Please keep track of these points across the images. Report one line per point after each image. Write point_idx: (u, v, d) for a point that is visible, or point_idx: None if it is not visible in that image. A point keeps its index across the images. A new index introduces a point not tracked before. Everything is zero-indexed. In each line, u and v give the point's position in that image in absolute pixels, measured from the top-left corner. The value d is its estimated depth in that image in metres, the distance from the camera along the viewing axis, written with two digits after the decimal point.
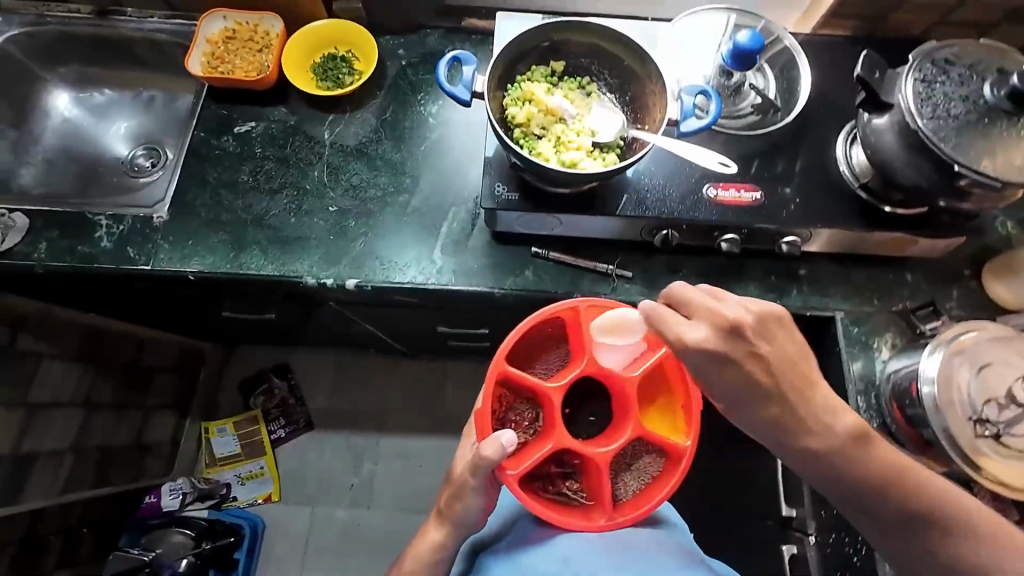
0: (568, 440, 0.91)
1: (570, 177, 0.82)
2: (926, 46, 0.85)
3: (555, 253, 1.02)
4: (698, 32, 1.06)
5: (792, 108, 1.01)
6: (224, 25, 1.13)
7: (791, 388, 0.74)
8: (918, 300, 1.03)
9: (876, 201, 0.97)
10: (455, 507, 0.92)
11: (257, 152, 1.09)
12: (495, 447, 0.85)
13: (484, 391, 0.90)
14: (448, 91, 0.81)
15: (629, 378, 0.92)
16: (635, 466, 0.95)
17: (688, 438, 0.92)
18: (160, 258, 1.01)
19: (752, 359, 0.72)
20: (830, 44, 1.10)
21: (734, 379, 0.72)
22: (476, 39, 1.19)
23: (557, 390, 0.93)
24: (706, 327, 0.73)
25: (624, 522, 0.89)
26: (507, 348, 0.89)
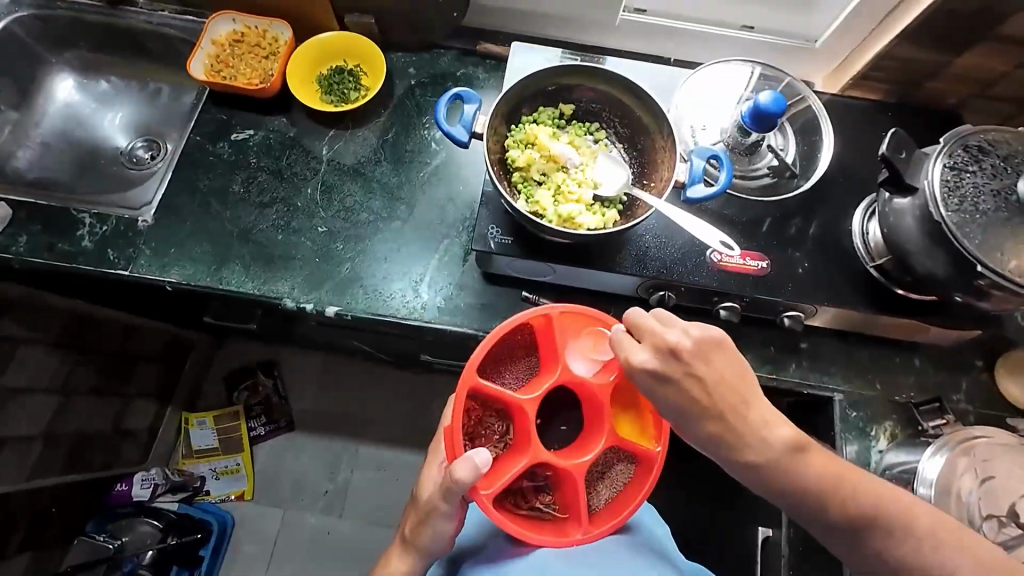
0: (541, 455, 0.86)
1: (565, 235, 0.78)
2: (961, 129, 0.80)
3: (546, 300, 0.98)
4: (719, 84, 1.03)
5: (811, 174, 0.98)
6: (232, 28, 1.09)
7: (731, 409, 0.72)
8: (923, 388, 0.97)
9: (888, 282, 0.91)
10: (423, 536, 0.91)
11: (252, 162, 1.06)
12: (468, 469, 0.78)
13: (454, 409, 0.83)
14: (445, 131, 0.77)
15: (599, 385, 0.88)
16: (608, 474, 0.91)
17: (657, 442, 0.89)
18: (139, 264, 0.98)
19: (690, 378, 0.71)
20: (857, 108, 1.05)
21: (675, 401, 0.72)
22: (489, 64, 1.15)
23: (530, 403, 0.87)
24: (649, 350, 0.73)
25: (598, 534, 0.86)
26: (479, 362, 0.82)
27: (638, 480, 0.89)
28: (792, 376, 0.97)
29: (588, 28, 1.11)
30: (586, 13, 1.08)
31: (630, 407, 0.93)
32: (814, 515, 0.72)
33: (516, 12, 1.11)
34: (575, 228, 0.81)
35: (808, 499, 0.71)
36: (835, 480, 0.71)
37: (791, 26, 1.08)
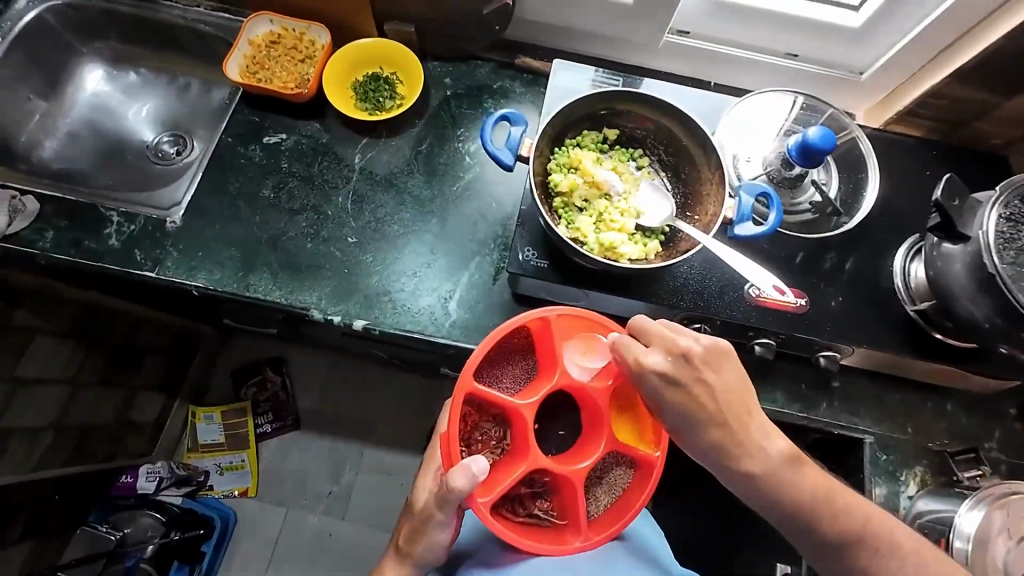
0: (540, 462, 0.80)
1: (607, 266, 0.76)
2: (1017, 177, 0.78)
3: None
4: (762, 114, 1.01)
5: (854, 212, 0.96)
6: (269, 29, 1.08)
7: (734, 418, 0.73)
8: (955, 434, 0.95)
9: (927, 325, 0.90)
10: (417, 546, 0.87)
11: (283, 166, 1.04)
12: (465, 477, 0.74)
13: (450, 416, 0.77)
14: (490, 153, 0.77)
15: (599, 389, 0.82)
16: (607, 478, 0.86)
17: (656, 446, 0.84)
18: (166, 266, 0.96)
19: (700, 385, 0.72)
20: (901, 144, 1.03)
21: (682, 406, 0.71)
22: (527, 79, 1.13)
23: (528, 408, 0.81)
24: (661, 353, 0.72)
25: (599, 541, 0.81)
26: (477, 367, 0.77)
27: (637, 485, 0.84)
28: (823, 415, 0.95)
29: (630, 47, 1.09)
30: (630, 33, 1.06)
31: (629, 409, 0.87)
32: (806, 528, 0.73)
33: (558, 27, 1.09)
34: (616, 258, 0.80)
35: (801, 510, 0.72)
36: (826, 495, 0.73)
37: (839, 58, 1.06)
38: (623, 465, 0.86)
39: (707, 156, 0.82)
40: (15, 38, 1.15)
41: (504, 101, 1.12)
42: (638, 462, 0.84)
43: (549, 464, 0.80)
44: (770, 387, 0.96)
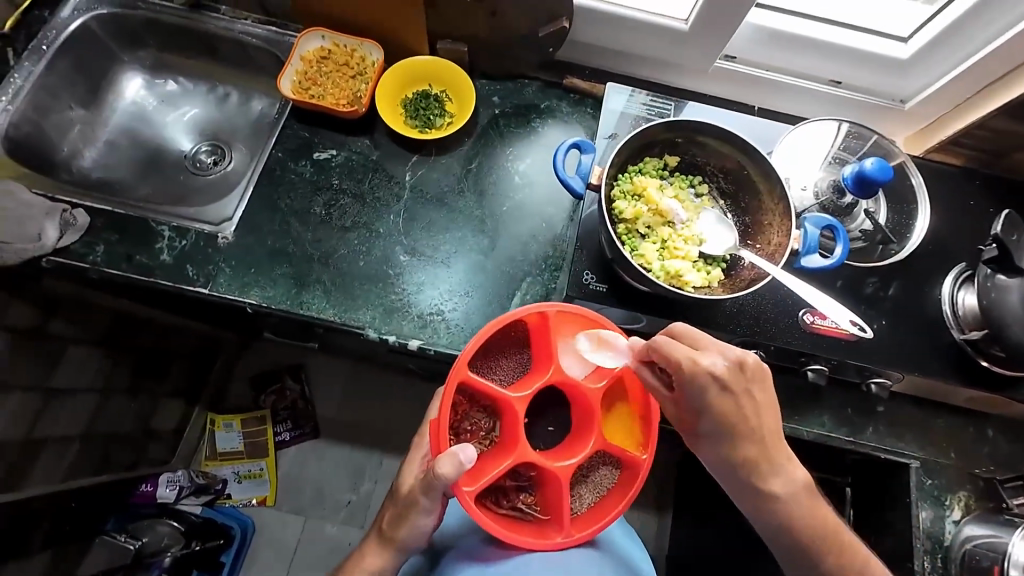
0: (527, 455, 0.81)
1: (676, 294, 0.77)
2: None
3: None
4: (812, 140, 1.01)
5: (905, 240, 0.98)
6: (321, 45, 1.09)
7: (768, 435, 0.75)
8: (997, 459, 0.96)
9: (974, 353, 0.91)
10: (400, 530, 0.81)
11: (334, 183, 1.04)
12: (452, 465, 0.73)
13: (443, 401, 0.77)
14: (562, 180, 0.80)
15: (591, 387, 0.82)
16: (591, 477, 0.86)
17: (644, 448, 0.84)
18: (219, 283, 0.96)
19: (747, 396, 0.72)
20: (943, 173, 1.04)
21: (726, 416, 0.72)
22: (573, 99, 1.13)
23: (519, 401, 0.81)
24: (717, 356, 0.72)
25: (579, 538, 0.80)
26: (473, 355, 0.77)
27: (622, 486, 0.83)
28: (869, 439, 0.97)
29: (678, 70, 1.11)
30: (680, 57, 1.07)
31: (618, 410, 0.87)
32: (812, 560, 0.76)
33: (607, 49, 1.10)
34: (681, 285, 0.81)
35: (811, 540, 0.75)
36: (837, 539, 0.76)
37: (884, 86, 1.08)
38: (610, 465, 0.86)
39: (769, 186, 0.83)
40: (60, 45, 1.13)
41: (552, 120, 1.12)
42: (624, 462, 0.84)
43: (537, 458, 0.81)
44: (817, 411, 0.97)
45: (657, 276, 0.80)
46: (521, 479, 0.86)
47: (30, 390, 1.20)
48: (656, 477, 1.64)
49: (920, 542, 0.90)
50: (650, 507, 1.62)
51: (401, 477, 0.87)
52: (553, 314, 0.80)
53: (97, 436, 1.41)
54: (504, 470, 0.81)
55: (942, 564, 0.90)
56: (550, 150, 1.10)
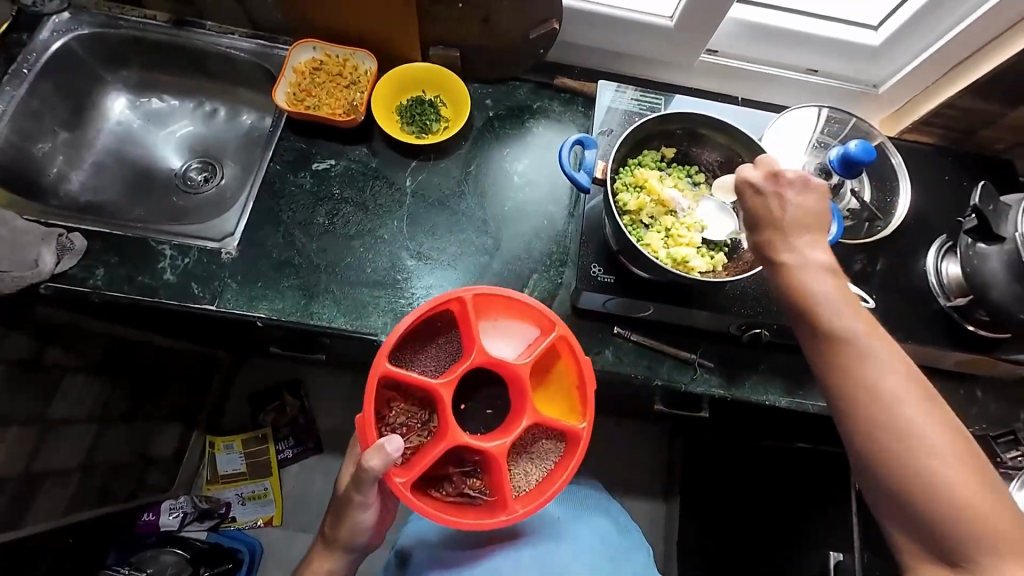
0: (457, 438, 0.80)
1: (684, 278, 0.80)
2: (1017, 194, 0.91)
3: (637, 335, 0.99)
4: (795, 126, 1.05)
5: (891, 216, 1.03)
6: (313, 56, 1.10)
7: (802, 229, 0.71)
8: (988, 419, 1.02)
9: (960, 318, 0.96)
10: (341, 530, 0.83)
11: (335, 193, 1.05)
12: (380, 458, 0.74)
13: (365, 397, 0.78)
14: (570, 177, 0.82)
15: (518, 364, 0.82)
16: (533, 451, 0.86)
17: (582, 418, 0.84)
18: (226, 298, 0.95)
19: (779, 199, 0.72)
20: (917, 152, 1.11)
21: (755, 210, 0.73)
22: (564, 98, 1.16)
23: (445, 387, 0.81)
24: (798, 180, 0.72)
25: (524, 514, 0.80)
26: (389, 346, 0.78)
27: (565, 459, 0.83)
28: None
29: (664, 66, 1.15)
30: (665, 54, 1.11)
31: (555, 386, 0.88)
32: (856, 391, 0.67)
33: (596, 49, 1.13)
34: (688, 271, 0.84)
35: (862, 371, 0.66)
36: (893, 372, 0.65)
37: (859, 73, 1.13)
38: (551, 439, 0.86)
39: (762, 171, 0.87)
40: (41, 67, 1.11)
41: (545, 120, 1.15)
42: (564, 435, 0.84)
43: (468, 440, 0.80)
44: None
45: (666, 263, 0.83)
46: (464, 464, 0.86)
47: (27, 423, 1.17)
48: (662, 464, 1.67)
49: None
50: (659, 494, 1.65)
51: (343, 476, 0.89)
52: (467, 299, 0.82)
53: (98, 465, 1.38)
54: (438, 456, 0.80)
55: None
56: (546, 149, 1.13)
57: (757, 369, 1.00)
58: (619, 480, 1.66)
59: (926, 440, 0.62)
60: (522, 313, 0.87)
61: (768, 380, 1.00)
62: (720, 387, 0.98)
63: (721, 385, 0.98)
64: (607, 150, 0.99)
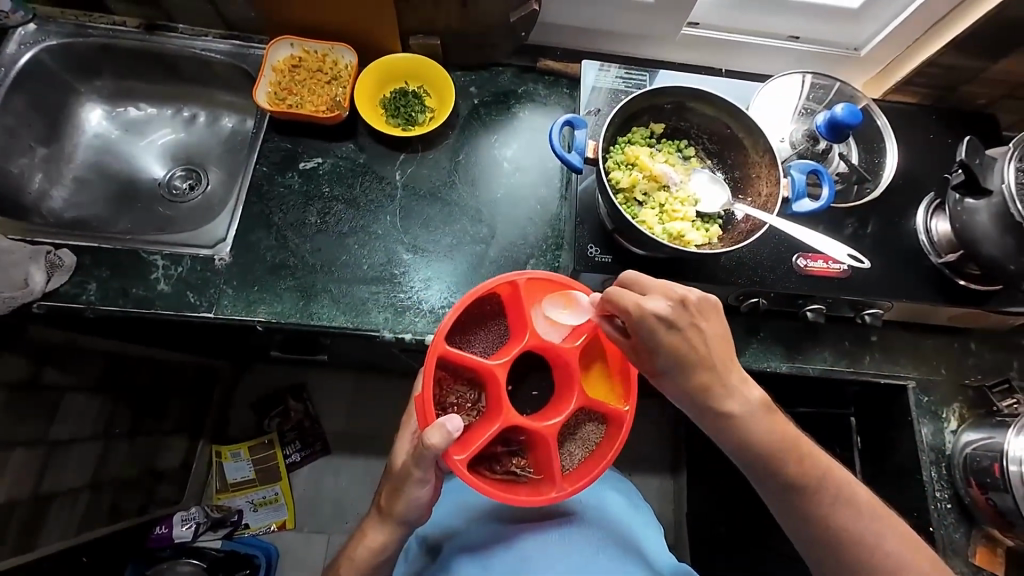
0: (512, 418, 0.82)
1: (681, 252, 0.81)
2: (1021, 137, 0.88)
3: None
4: (781, 93, 1.05)
5: (879, 176, 1.04)
6: (291, 53, 1.08)
7: (718, 362, 0.70)
8: (983, 369, 1.04)
9: (952, 273, 0.98)
10: (397, 505, 0.82)
11: (324, 191, 1.04)
12: (441, 435, 0.73)
13: (423, 374, 0.78)
14: (563, 159, 0.82)
15: (568, 348, 0.83)
16: (578, 434, 0.87)
17: (625, 401, 0.85)
18: (224, 305, 0.95)
19: (694, 330, 0.68)
20: (902, 112, 1.11)
21: (675, 349, 0.68)
22: (548, 80, 1.15)
23: (500, 368, 0.82)
24: (661, 298, 0.68)
25: (573, 492, 0.81)
26: (448, 326, 0.78)
27: (608, 439, 0.84)
28: (868, 368, 1.03)
29: (647, 42, 1.14)
30: (647, 29, 1.10)
31: (597, 370, 0.89)
32: (772, 476, 0.70)
33: (576, 28, 1.12)
34: (684, 245, 0.85)
35: (770, 456, 0.70)
36: (807, 468, 0.70)
37: (839, 37, 1.14)
38: (595, 422, 0.87)
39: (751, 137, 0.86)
40: (12, 82, 1.08)
41: (530, 103, 1.14)
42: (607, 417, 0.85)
43: (523, 420, 0.82)
44: (818, 348, 1.03)
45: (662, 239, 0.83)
46: (511, 445, 0.87)
47: (31, 445, 1.16)
48: (668, 439, 1.70)
49: (925, 456, 0.97)
50: (667, 468, 1.67)
51: (394, 455, 0.88)
52: (521, 282, 0.82)
53: (106, 483, 1.37)
54: (491, 436, 0.81)
55: (948, 472, 0.97)
56: (532, 132, 1.12)
57: (756, 337, 1.02)
58: (627, 458, 1.68)
59: (852, 532, 0.68)
60: None
61: (768, 348, 1.01)
62: None
63: None
64: (596, 129, 0.99)
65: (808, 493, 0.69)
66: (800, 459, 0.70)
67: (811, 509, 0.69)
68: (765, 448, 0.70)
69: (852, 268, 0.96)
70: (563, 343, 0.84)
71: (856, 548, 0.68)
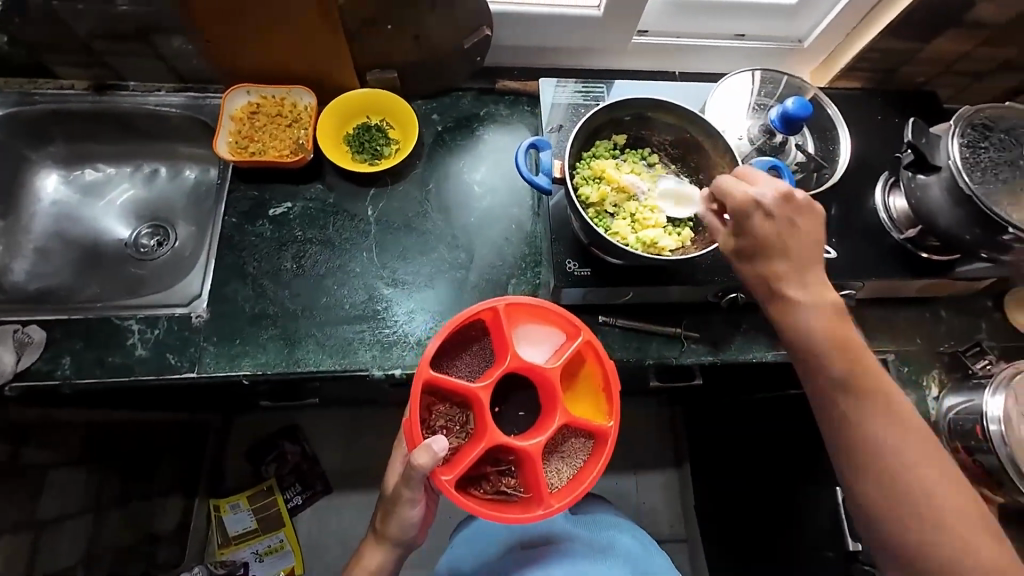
0: (497, 438, 0.81)
1: (657, 259, 0.82)
2: (966, 111, 0.91)
3: (623, 320, 1.01)
4: (734, 92, 1.09)
5: (836, 162, 1.08)
6: (248, 100, 1.07)
7: (806, 251, 0.72)
8: (955, 335, 1.09)
9: (914, 247, 1.02)
10: (391, 528, 0.85)
11: (297, 235, 1.03)
12: (428, 456, 0.75)
13: (409, 399, 0.78)
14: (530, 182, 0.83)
15: (551, 368, 0.83)
16: (564, 450, 0.86)
17: (610, 417, 0.85)
18: (206, 363, 0.93)
19: (793, 221, 0.72)
20: (850, 97, 1.16)
21: (767, 237, 0.72)
22: (509, 100, 1.17)
23: (483, 390, 0.82)
24: (769, 189, 0.72)
25: (560, 509, 0.80)
26: (431, 351, 0.79)
27: (595, 455, 0.84)
28: None
29: (600, 54, 1.17)
30: (599, 42, 1.13)
31: (581, 387, 0.89)
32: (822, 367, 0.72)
33: (530, 47, 1.14)
34: (659, 251, 0.87)
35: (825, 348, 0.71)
36: (846, 341, 0.71)
37: (781, 31, 1.18)
38: (581, 441, 0.86)
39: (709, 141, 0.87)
40: None
41: (494, 125, 1.15)
42: (593, 433, 0.85)
43: (507, 440, 0.81)
44: None
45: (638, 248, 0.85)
46: (501, 464, 0.86)
47: (17, 529, 1.11)
48: (668, 435, 1.71)
49: None
50: (669, 463, 1.69)
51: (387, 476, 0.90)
52: (500, 306, 0.83)
53: (101, 556, 1.32)
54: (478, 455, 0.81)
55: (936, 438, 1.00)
56: (499, 153, 1.13)
57: (739, 330, 1.04)
58: (630, 459, 1.69)
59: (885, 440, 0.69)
60: (548, 318, 0.88)
61: (751, 339, 1.04)
62: (709, 354, 1.01)
63: (709, 352, 1.02)
64: (560, 145, 1.00)
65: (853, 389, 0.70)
66: (849, 360, 0.71)
67: (846, 407, 0.71)
68: (821, 338, 0.71)
69: None
70: (546, 364, 0.84)
71: (886, 459, 0.69)
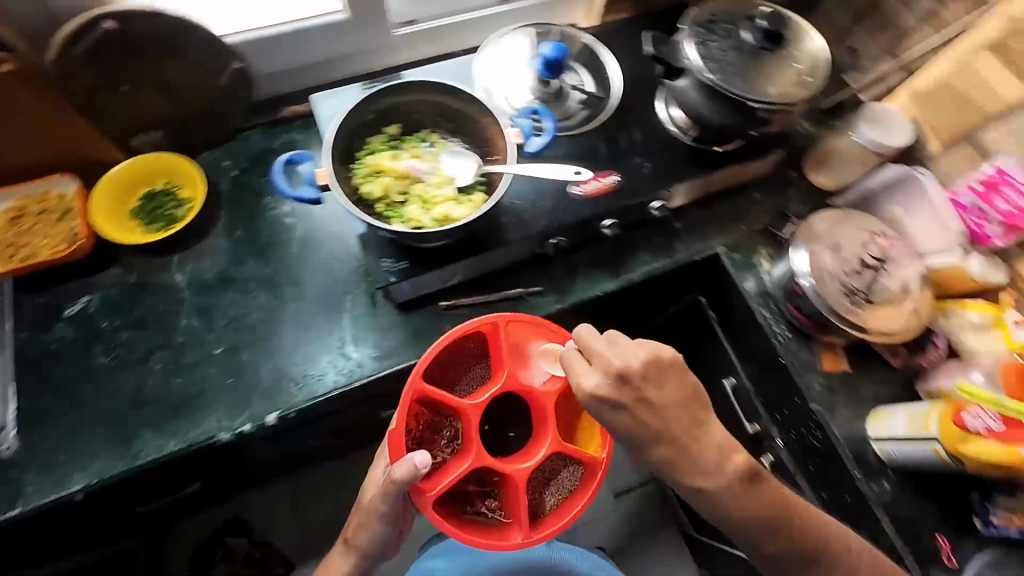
0: (485, 460, 0.79)
1: (446, 231, 0.84)
2: (692, 14, 0.99)
3: (463, 298, 1.02)
4: (503, 55, 1.12)
5: (613, 93, 1.12)
6: (4, 206, 0.96)
7: (682, 434, 0.74)
8: (770, 211, 1.17)
9: (704, 145, 1.08)
10: (359, 539, 0.84)
11: (104, 327, 0.96)
12: (407, 469, 0.73)
13: (397, 410, 0.76)
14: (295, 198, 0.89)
15: (548, 392, 0.83)
16: (553, 479, 0.86)
17: (603, 448, 0.84)
18: (29, 493, 0.84)
19: (642, 407, 0.71)
20: (616, 28, 1.22)
21: (630, 429, 0.71)
22: (299, 124, 1.15)
23: (474, 410, 0.80)
24: (599, 373, 0.71)
25: (541, 539, 0.80)
26: (423, 364, 0.76)
27: (582, 488, 0.83)
28: (682, 252, 1.12)
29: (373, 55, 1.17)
30: (364, 44, 1.13)
31: (573, 418, 0.89)
32: (709, 504, 0.76)
33: (299, 68, 1.13)
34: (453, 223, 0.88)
35: (755, 518, 0.76)
36: (768, 508, 0.76)
37: None
38: (571, 470, 0.86)
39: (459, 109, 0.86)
40: None
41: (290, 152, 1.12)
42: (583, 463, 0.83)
43: (495, 464, 0.80)
44: (635, 255, 1.10)
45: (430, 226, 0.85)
46: (486, 485, 0.86)
47: None
48: None
49: (753, 300, 1.08)
50: None
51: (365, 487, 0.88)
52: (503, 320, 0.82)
53: None
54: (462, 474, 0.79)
55: (776, 306, 1.07)
56: None
57: (579, 271, 1.07)
58: None
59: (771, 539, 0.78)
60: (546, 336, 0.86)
61: (592, 276, 1.07)
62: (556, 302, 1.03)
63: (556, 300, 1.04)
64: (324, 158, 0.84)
65: (761, 525, 0.77)
66: (726, 480, 0.75)
67: (753, 531, 0.77)
68: (747, 519, 0.76)
69: (623, 180, 1.04)
70: (541, 388, 0.83)
71: (763, 509, 0.76)
